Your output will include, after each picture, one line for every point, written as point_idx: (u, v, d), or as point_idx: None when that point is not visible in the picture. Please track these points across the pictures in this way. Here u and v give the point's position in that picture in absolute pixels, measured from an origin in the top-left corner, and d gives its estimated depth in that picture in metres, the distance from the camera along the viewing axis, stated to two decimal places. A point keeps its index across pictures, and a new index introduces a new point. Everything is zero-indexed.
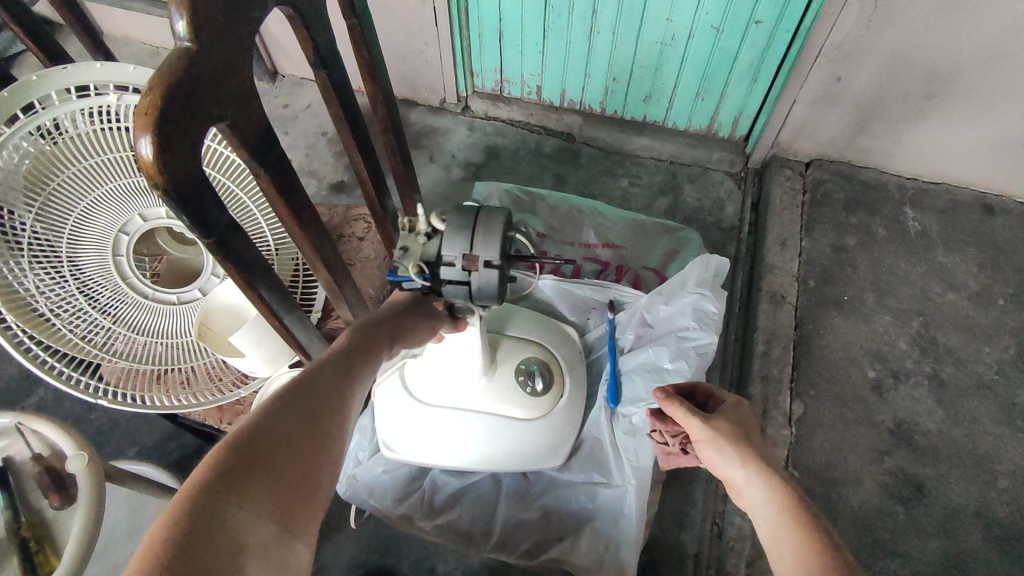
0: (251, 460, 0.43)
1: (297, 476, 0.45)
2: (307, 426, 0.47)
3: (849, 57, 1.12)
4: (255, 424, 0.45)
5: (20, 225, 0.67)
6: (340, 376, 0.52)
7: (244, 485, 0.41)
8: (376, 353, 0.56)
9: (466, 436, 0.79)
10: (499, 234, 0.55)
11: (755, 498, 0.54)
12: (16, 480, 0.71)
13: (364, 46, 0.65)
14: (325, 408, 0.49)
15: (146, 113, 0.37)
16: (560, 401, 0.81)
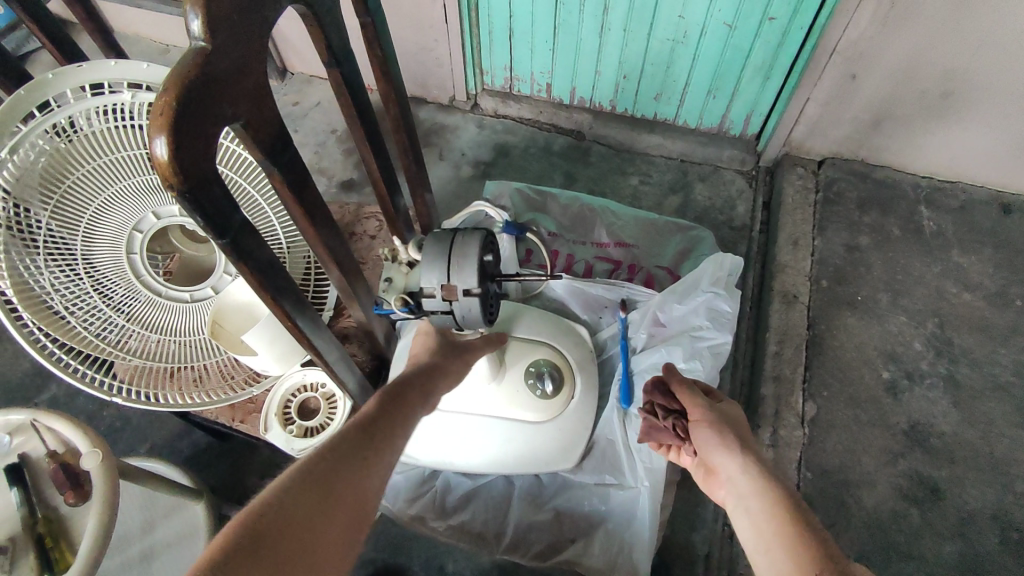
0: (263, 538, 0.40)
1: (313, 544, 0.42)
2: (326, 497, 0.45)
3: (865, 54, 1.11)
4: (271, 494, 0.43)
5: (35, 222, 0.67)
6: (366, 444, 0.49)
7: (253, 566, 0.39)
8: (406, 415, 0.54)
9: (478, 440, 0.79)
10: (472, 260, 0.58)
11: (745, 489, 0.54)
12: (32, 476, 0.71)
13: (377, 44, 0.65)
14: (344, 471, 0.47)
15: (160, 114, 0.37)
16: (570, 401, 0.80)
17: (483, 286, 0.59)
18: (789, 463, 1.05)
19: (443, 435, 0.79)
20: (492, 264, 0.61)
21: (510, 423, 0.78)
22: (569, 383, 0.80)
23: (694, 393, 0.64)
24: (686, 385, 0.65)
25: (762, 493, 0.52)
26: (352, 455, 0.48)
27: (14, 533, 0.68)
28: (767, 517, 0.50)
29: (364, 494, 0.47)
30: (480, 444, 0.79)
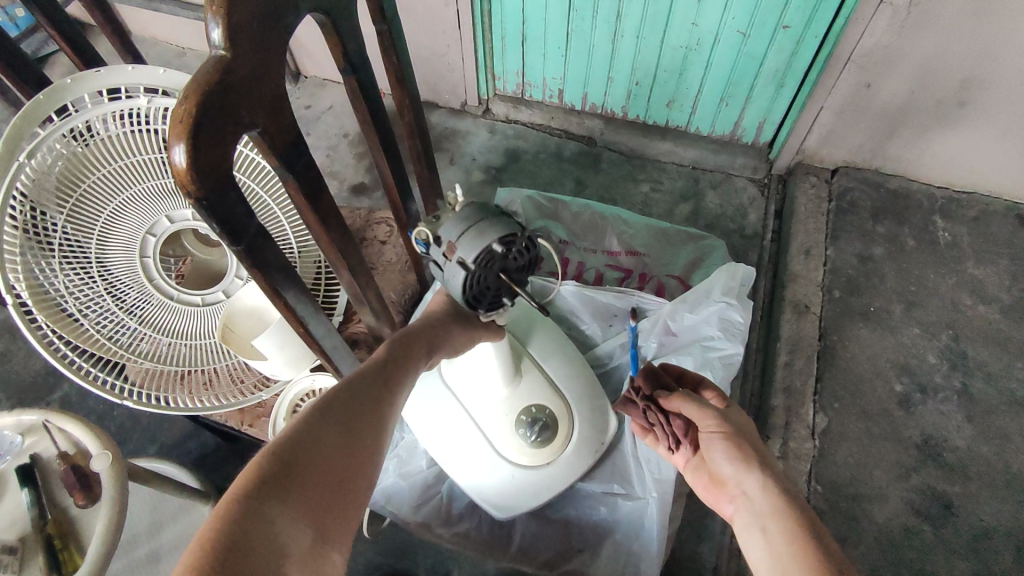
0: (292, 471, 0.41)
1: (338, 480, 0.44)
2: (345, 434, 0.46)
3: (881, 62, 1.10)
4: (298, 429, 0.44)
5: (51, 224, 0.68)
6: (374, 388, 0.51)
7: (286, 495, 0.40)
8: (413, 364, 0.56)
9: (447, 438, 0.79)
10: (485, 242, 0.51)
11: (762, 508, 0.54)
12: (42, 475, 0.72)
13: (394, 51, 0.65)
14: (364, 413, 0.48)
15: (181, 121, 0.37)
16: (546, 465, 0.78)
17: (479, 271, 0.52)
18: (799, 475, 1.04)
19: (419, 407, 0.79)
20: (506, 263, 0.53)
21: (488, 446, 0.78)
22: (560, 444, 0.78)
23: (710, 412, 0.62)
24: (701, 407, 0.63)
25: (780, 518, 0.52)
26: (365, 397, 0.50)
27: (24, 533, 0.69)
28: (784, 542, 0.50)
29: (378, 431, 0.49)
30: (448, 445, 0.79)
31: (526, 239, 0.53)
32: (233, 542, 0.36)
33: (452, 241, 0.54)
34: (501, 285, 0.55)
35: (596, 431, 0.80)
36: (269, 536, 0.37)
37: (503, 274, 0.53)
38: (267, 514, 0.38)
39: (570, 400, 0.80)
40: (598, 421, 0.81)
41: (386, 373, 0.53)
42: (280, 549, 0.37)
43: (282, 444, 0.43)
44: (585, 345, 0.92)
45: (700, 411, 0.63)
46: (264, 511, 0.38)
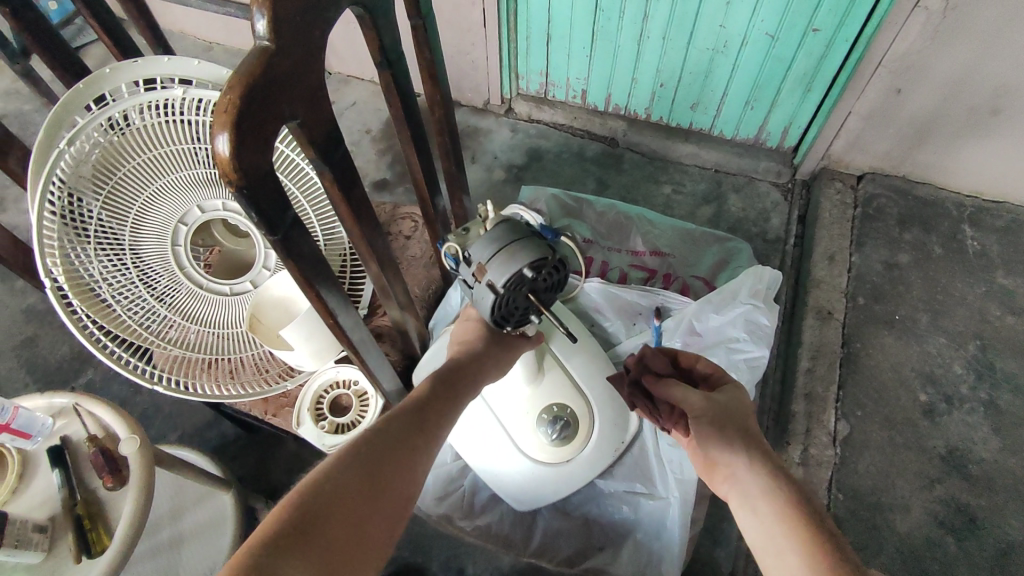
0: (315, 520, 0.42)
1: (355, 534, 0.44)
2: (366, 486, 0.46)
3: (912, 68, 1.08)
4: (323, 478, 0.45)
5: (87, 212, 0.69)
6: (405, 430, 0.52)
7: (308, 547, 0.41)
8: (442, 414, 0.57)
9: (468, 427, 0.79)
10: (515, 266, 0.54)
11: (753, 489, 0.52)
12: (72, 458, 0.73)
13: (427, 46, 0.65)
14: (388, 463, 0.49)
15: (225, 110, 0.38)
16: (566, 463, 0.77)
17: (508, 292, 0.56)
18: (819, 483, 1.03)
19: None
20: (534, 284, 0.56)
21: (508, 439, 0.78)
22: (580, 442, 0.77)
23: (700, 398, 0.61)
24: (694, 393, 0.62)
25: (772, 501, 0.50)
26: (391, 445, 0.50)
27: (54, 513, 0.70)
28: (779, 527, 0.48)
29: (407, 476, 0.50)
30: (467, 436, 0.79)
31: (555, 261, 0.57)
32: None
33: (482, 263, 0.57)
34: (528, 304, 0.58)
35: (617, 429, 0.79)
36: None
37: (532, 294, 0.57)
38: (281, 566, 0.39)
39: (592, 401, 0.79)
40: (620, 422, 0.80)
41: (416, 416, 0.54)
42: None
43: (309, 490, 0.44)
44: (606, 343, 0.90)
45: (692, 397, 0.62)
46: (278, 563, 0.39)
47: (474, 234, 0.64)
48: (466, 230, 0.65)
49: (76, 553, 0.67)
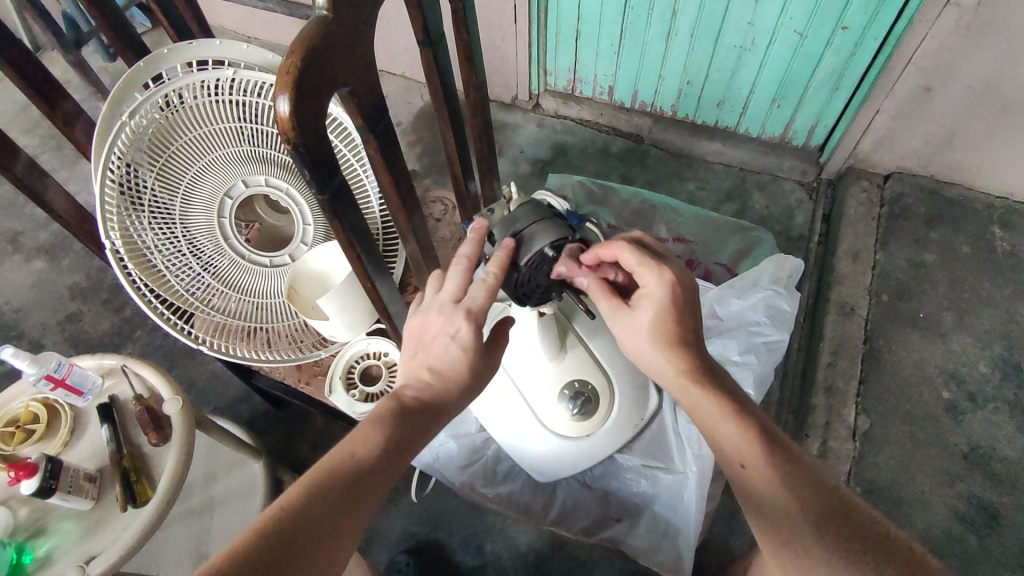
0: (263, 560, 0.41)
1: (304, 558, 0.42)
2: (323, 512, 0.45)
3: (942, 67, 1.08)
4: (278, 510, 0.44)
5: (142, 183, 0.73)
6: (331, 513, 0.45)
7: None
8: (419, 423, 0.53)
9: (493, 396, 0.81)
10: (537, 247, 0.61)
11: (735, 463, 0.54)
12: (120, 415, 0.78)
13: (465, 30, 0.68)
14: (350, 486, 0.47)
15: (286, 73, 0.41)
16: (587, 436, 0.79)
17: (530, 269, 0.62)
18: (837, 475, 1.03)
19: None
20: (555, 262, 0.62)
21: (532, 415, 0.80)
22: (600, 418, 0.79)
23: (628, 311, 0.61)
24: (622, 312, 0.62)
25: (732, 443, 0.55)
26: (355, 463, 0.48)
27: (103, 465, 0.75)
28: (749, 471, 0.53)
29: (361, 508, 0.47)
30: (493, 410, 0.82)
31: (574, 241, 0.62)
32: None
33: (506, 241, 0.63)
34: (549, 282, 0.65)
35: (638, 407, 0.81)
36: None
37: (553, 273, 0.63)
38: None
39: (614, 378, 0.81)
40: (640, 398, 0.82)
41: (350, 492, 0.47)
42: None
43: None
44: None
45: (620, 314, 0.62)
46: None
47: (498, 216, 0.66)
48: (489, 211, 0.67)
49: (123, 502, 0.71)
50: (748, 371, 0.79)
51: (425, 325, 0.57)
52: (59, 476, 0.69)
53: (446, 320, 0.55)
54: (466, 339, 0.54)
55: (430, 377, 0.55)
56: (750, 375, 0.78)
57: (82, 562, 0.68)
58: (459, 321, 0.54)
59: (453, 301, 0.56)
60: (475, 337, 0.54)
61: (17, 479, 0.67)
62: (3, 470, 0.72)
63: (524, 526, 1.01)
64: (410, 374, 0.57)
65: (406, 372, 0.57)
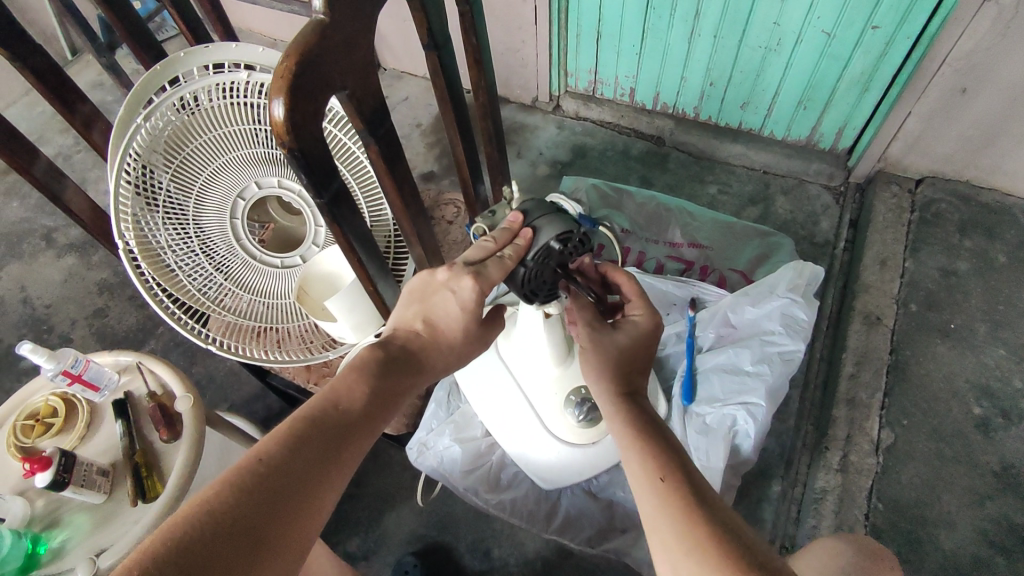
0: (255, 490, 0.41)
1: (298, 492, 0.43)
2: (316, 447, 0.46)
3: (978, 67, 1.04)
4: (268, 446, 0.44)
5: (157, 184, 0.74)
6: (318, 460, 0.45)
7: (242, 516, 0.40)
8: (406, 372, 0.55)
9: (500, 404, 0.81)
10: (544, 238, 0.60)
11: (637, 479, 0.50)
12: (134, 411, 0.79)
13: (473, 32, 0.68)
14: (340, 425, 0.48)
15: (282, 77, 0.41)
16: (593, 444, 0.78)
17: (538, 265, 0.61)
18: (857, 491, 0.99)
19: (478, 375, 0.82)
20: (561, 256, 0.61)
21: (536, 420, 0.79)
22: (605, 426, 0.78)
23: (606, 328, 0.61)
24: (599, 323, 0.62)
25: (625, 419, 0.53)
26: (344, 405, 0.49)
27: (116, 460, 0.76)
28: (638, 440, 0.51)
29: (350, 446, 0.48)
30: (494, 409, 0.81)
31: (580, 236, 0.61)
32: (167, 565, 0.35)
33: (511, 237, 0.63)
34: (555, 278, 0.63)
35: None
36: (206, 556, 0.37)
37: (559, 268, 0.61)
38: (209, 534, 0.38)
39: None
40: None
41: (336, 439, 0.47)
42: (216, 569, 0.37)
43: (178, 540, 0.37)
44: None
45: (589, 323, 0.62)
46: (207, 531, 0.38)
47: (502, 215, 0.68)
48: (492, 211, 0.68)
49: (134, 497, 0.72)
50: (759, 382, 0.77)
51: (428, 281, 0.58)
52: (72, 470, 0.70)
53: (449, 279, 0.56)
54: (468, 299, 0.56)
55: (422, 329, 0.57)
56: (761, 387, 0.76)
57: (93, 554, 0.70)
58: (465, 280, 0.55)
59: (465, 263, 0.57)
60: (476, 298, 0.56)
61: (33, 472, 0.69)
62: (21, 463, 0.74)
63: (531, 533, 1.00)
64: (399, 325, 0.58)
65: (397, 320, 0.59)
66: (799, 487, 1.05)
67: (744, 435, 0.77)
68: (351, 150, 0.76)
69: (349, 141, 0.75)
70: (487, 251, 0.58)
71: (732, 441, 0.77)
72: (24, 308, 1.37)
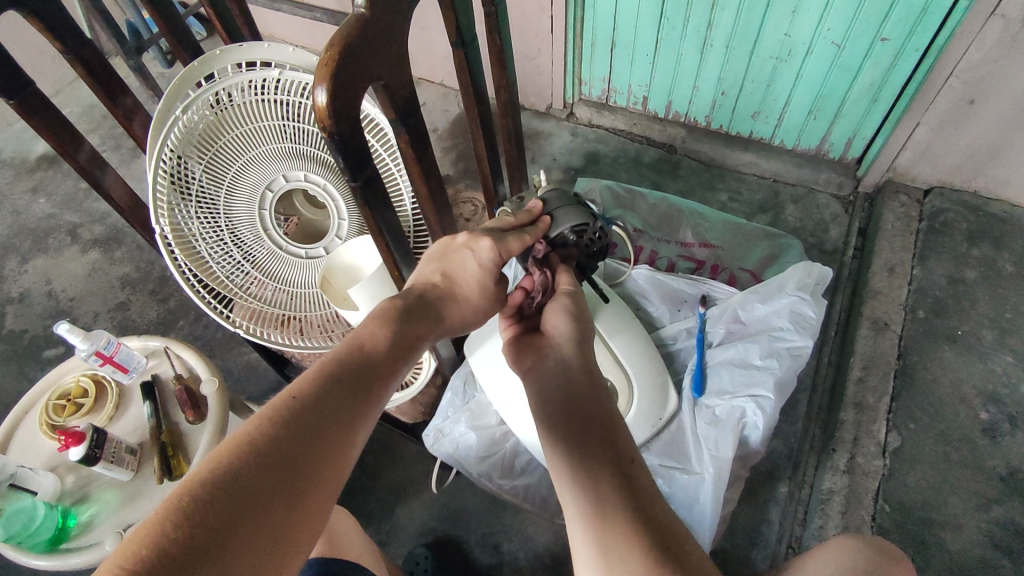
0: (291, 423, 0.44)
1: (329, 427, 0.45)
2: (345, 387, 0.48)
3: (986, 79, 1.06)
4: (302, 386, 0.47)
5: (191, 174, 0.78)
6: (346, 399, 0.48)
7: (281, 445, 0.42)
8: (424, 321, 0.57)
9: (515, 392, 0.83)
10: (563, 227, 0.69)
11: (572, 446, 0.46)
12: (161, 393, 0.82)
13: (498, 32, 0.71)
14: (365, 367, 0.51)
15: (325, 67, 0.44)
16: None
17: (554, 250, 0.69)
18: (864, 492, 1.00)
19: (495, 364, 0.84)
20: (577, 246, 0.70)
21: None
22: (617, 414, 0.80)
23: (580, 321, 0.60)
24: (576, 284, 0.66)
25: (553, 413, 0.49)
26: (368, 348, 0.52)
27: (143, 439, 0.79)
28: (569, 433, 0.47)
29: (376, 385, 0.51)
30: (506, 396, 0.83)
31: (596, 231, 0.71)
32: (220, 488, 0.39)
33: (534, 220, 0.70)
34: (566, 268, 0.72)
35: (656, 406, 0.82)
36: (253, 479, 0.40)
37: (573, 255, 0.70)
38: (254, 459, 0.41)
39: (632, 375, 0.82)
40: (658, 398, 0.82)
41: (361, 380, 0.50)
42: (265, 492, 0.40)
43: (226, 466, 0.40)
44: (649, 327, 0.93)
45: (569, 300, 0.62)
46: (251, 457, 0.41)
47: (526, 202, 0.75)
48: (518, 198, 0.75)
49: (161, 475, 0.75)
50: (766, 375, 0.79)
51: (448, 244, 0.62)
52: (103, 446, 0.73)
53: (468, 241, 0.61)
54: (485, 258, 0.60)
55: (440, 282, 0.60)
56: (769, 379, 0.78)
57: (120, 530, 0.73)
58: (483, 241, 0.60)
59: (486, 232, 0.63)
60: (494, 258, 0.61)
61: (66, 447, 0.71)
62: (55, 439, 0.77)
63: (542, 528, 1.02)
64: (417, 280, 0.61)
65: (416, 278, 0.62)
66: (806, 489, 1.06)
67: (752, 427, 0.79)
68: (378, 150, 0.80)
69: (375, 140, 0.80)
70: (506, 225, 0.66)
71: (741, 432, 0.79)
72: (49, 301, 1.41)
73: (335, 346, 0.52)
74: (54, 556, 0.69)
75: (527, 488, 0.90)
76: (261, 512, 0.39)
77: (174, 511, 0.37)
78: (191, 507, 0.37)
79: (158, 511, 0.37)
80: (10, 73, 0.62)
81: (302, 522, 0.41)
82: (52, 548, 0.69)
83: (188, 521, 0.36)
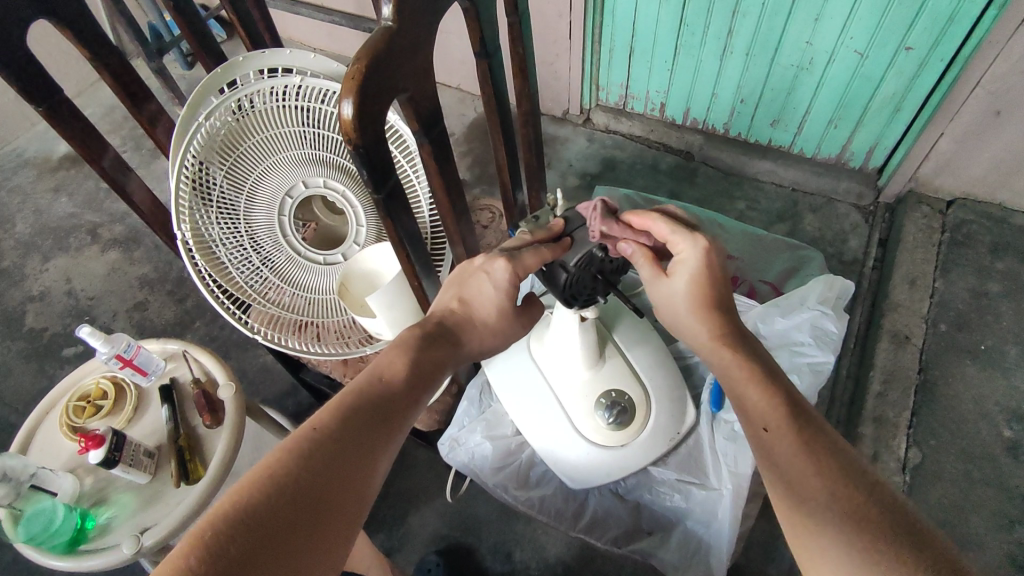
0: (313, 456, 0.44)
1: (350, 460, 0.45)
2: (366, 418, 0.48)
3: (1012, 90, 1.04)
4: (323, 418, 0.47)
5: (213, 180, 0.78)
6: (367, 430, 0.48)
7: (304, 477, 0.42)
8: (440, 350, 0.57)
9: (532, 409, 0.83)
10: (586, 247, 0.63)
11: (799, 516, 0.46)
12: (179, 397, 0.83)
13: (521, 42, 0.71)
14: (387, 397, 0.51)
15: (352, 80, 0.44)
16: (626, 448, 0.80)
17: (578, 271, 0.64)
18: None
19: (513, 381, 0.84)
20: (602, 264, 0.64)
21: (565, 418, 0.81)
22: (634, 430, 0.80)
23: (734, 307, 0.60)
24: (690, 232, 0.59)
25: (848, 537, 0.43)
26: (389, 379, 0.52)
27: (161, 442, 0.80)
28: (880, 558, 0.42)
29: (397, 415, 0.50)
30: (523, 407, 0.83)
31: None
32: (242, 522, 0.39)
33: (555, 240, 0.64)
34: (595, 286, 0.66)
35: (673, 421, 0.82)
36: (274, 513, 0.40)
37: (599, 275, 0.64)
38: (276, 494, 0.41)
39: (650, 390, 0.82)
40: (676, 411, 0.82)
41: (381, 410, 0.50)
42: (287, 526, 0.40)
43: (249, 499, 0.40)
44: (667, 339, 0.94)
45: (688, 301, 0.58)
46: (274, 492, 0.41)
47: (544, 219, 0.69)
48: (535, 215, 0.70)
49: (177, 478, 0.76)
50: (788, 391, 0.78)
51: (465, 269, 0.62)
52: (122, 449, 0.73)
53: (485, 263, 0.60)
54: (501, 280, 0.59)
55: (459, 307, 0.60)
56: None
57: (137, 531, 0.72)
58: (498, 261, 0.59)
59: (502, 250, 0.61)
60: (509, 279, 0.59)
61: (86, 449, 0.72)
62: (75, 441, 0.78)
63: (554, 537, 1.01)
64: (435, 307, 0.62)
65: (435, 303, 0.62)
66: None
67: None
68: (400, 160, 0.80)
69: (396, 149, 0.80)
70: (524, 242, 0.63)
71: None
72: (69, 299, 1.43)
73: (356, 377, 0.52)
74: (72, 557, 0.69)
75: (542, 499, 0.89)
76: (284, 546, 0.39)
77: (197, 543, 0.37)
78: (213, 542, 0.37)
79: (179, 546, 0.37)
80: (39, 80, 0.63)
81: (325, 555, 0.41)
82: (70, 550, 0.70)
83: (210, 554, 0.37)
